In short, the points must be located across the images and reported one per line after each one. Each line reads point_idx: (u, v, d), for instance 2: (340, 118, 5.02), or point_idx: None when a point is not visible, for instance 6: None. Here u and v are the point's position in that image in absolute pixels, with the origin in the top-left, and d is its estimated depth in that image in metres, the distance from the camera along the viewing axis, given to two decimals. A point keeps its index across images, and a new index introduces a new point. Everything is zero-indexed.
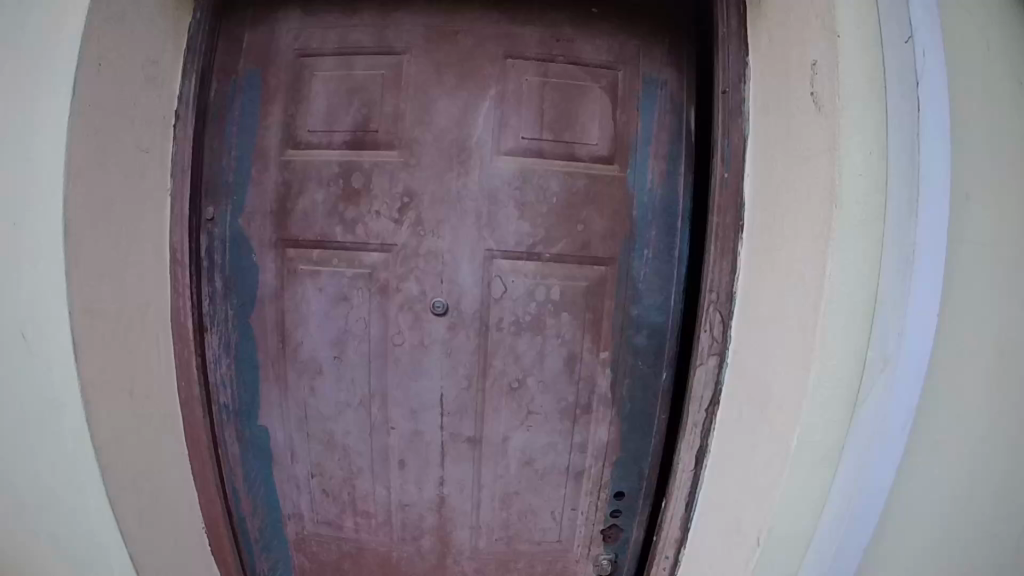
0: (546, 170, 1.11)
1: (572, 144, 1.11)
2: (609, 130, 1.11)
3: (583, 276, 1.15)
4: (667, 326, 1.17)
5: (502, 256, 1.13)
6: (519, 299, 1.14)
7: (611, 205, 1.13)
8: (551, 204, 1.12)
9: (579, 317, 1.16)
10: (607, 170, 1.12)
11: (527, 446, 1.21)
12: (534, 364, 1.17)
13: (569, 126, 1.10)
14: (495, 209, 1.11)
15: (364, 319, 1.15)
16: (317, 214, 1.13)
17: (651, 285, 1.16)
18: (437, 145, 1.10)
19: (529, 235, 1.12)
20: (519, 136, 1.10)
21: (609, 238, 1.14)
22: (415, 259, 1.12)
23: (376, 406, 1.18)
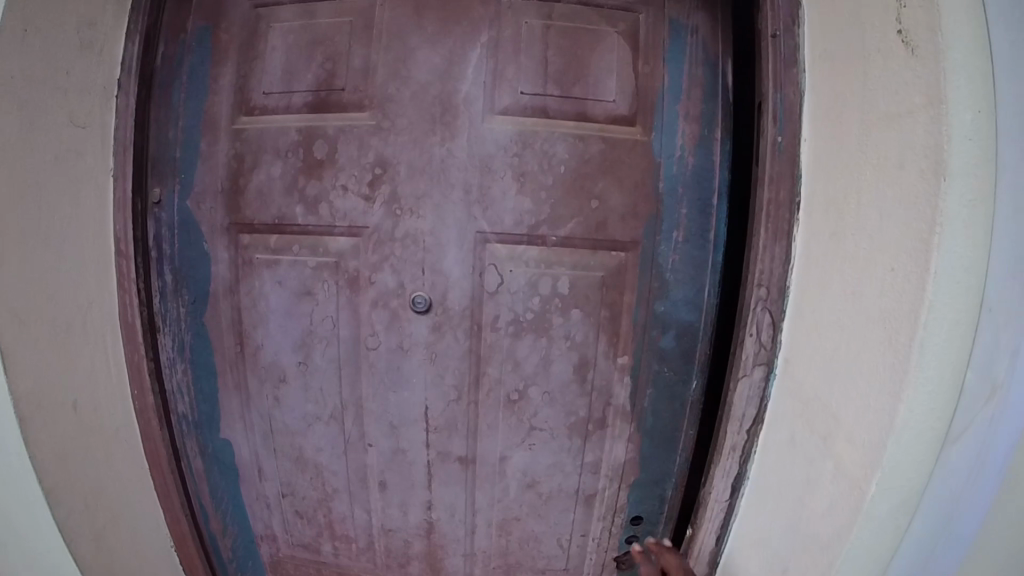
0: (551, 134, 0.91)
1: (585, 101, 0.91)
2: (631, 86, 0.92)
3: (597, 264, 0.95)
4: (699, 325, 0.98)
5: (499, 240, 0.94)
6: (519, 292, 0.95)
7: (632, 177, 0.93)
8: (557, 177, 0.92)
9: (591, 313, 0.96)
10: (628, 132, 0.92)
11: (529, 467, 1.03)
12: (537, 370, 0.98)
13: (581, 80, 0.91)
14: (488, 182, 0.92)
15: (333, 318, 0.97)
16: (274, 192, 0.95)
17: (680, 275, 0.96)
18: (419, 106, 0.92)
19: (531, 214, 0.93)
20: (518, 90, 0.91)
21: (629, 217, 0.94)
22: (391, 246, 0.94)
23: (350, 419, 1.02)
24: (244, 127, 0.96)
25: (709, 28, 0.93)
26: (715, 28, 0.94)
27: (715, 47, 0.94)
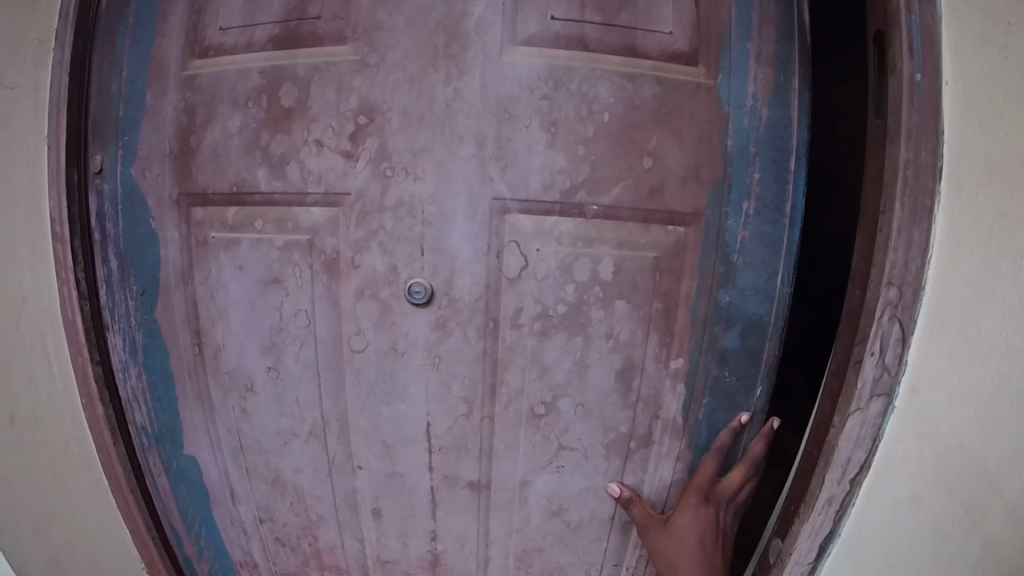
0: (590, 74, 0.71)
1: (634, 33, 0.71)
2: (690, 14, 0.71)
3: (649, 241, 0.74)
4: (770, 321, 0.76)
5: (522, 210, 0.73)
6: (549, 279, 0.74)
7: (693, 128, 0.72)
8: (598, 127, 0.72)
9: (638, 303, 0.75)
10: (687, 73, 0.72)
11: (555, 492, 0.81)
12: (569, 377, 0.77)
13: (628, 6, 0.71)
14: (509, 134, 0.72)
15: (308, 312, 0.77)
16: (232, 150, 0.75)
17: (749, 257, 0.75)
18: (422, 42, 0.72)
19: (564, 175, 0.73)
20: (547, 15, 0.71)
21: (689, 182, 0.73)
22: (382, 218, 0.74)
23: (333, 437, 0.79)
24: (196, 74, 0.76)
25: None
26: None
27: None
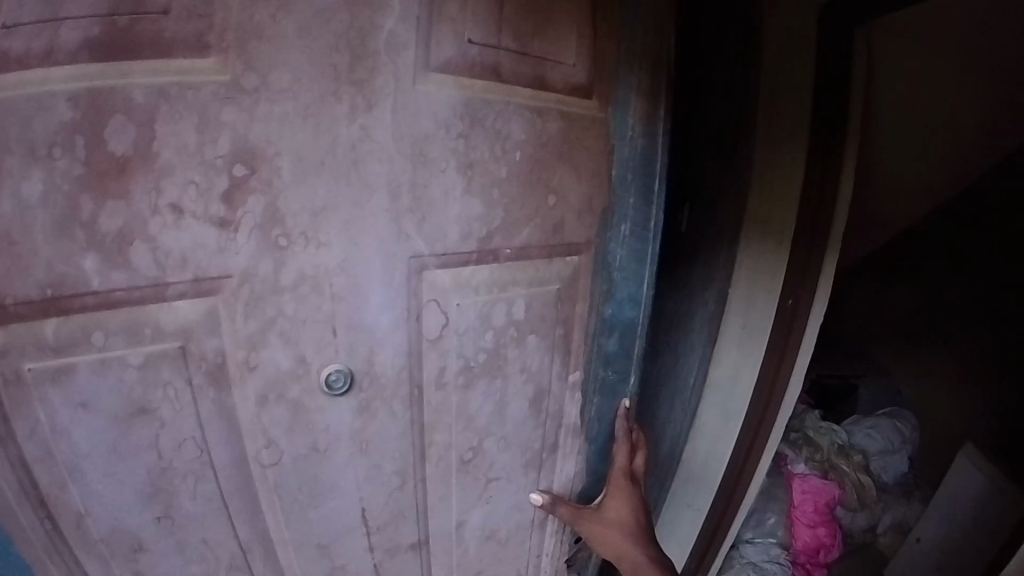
0: (504, 107, 0.62)
1: (544, 62, 0.65)
2: (587, 46, 0.68)
3: (552, 277, 0.65)
4: (642, 324, 0.73)
5: (443, 266, 0.59)
6: (469, 332, 0.61)
7: (589, 160, 0.67)
8: (512, 165, 0.62)
9: (548, 337, 0.65)
10: (585, 108, 0.68)
11: (490, 521, 0.71)
12: (492, 424, 0.63)
13: (540, 32, 0.66)
14: (426, 180, 0.58)
15: (196, 439, 0.55)
16: (33, 227, 0.49)
17: (626, 269, 0.70)
18: (315, 63, 0.54)
19: (480, 221, 0.60)
20: (466, 38, 0.60)
21: (584, 214, 0.67)
22: (279, 299, 0.53)
23: (257, 556, 0.63)
24: None
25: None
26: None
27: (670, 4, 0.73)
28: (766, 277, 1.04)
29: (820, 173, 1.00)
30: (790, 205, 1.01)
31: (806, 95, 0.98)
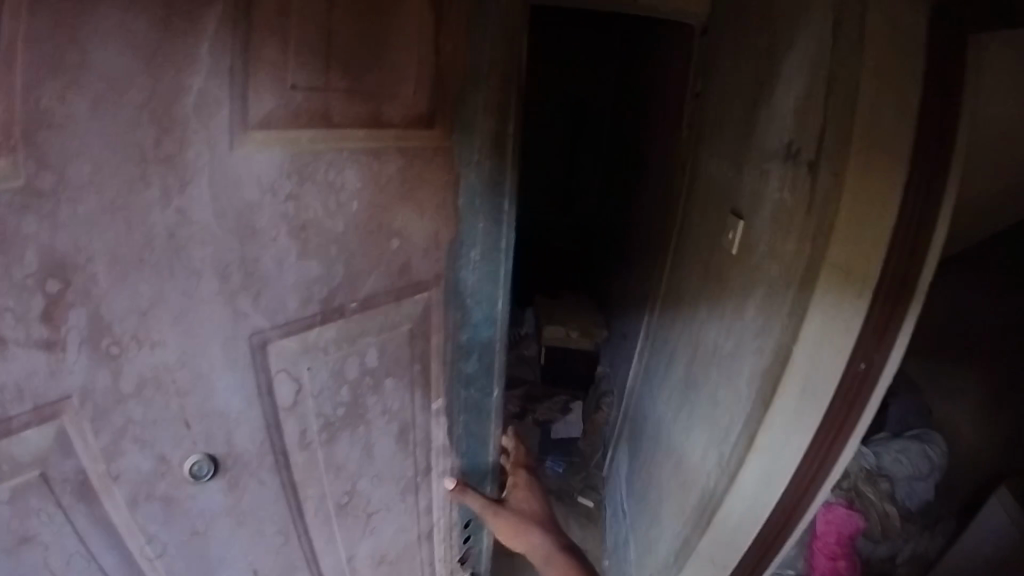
0: (335, 158, 0.59)
1: (380, 95, 0.62)
2: (432, 67, 0.65)
3: (401, 317, 0.66)
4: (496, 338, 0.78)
5: (285, 334, 0.60)
6: (325, 391, 0.62)
7: (432, 199, 0.66)
8: (349, 219, 0.61)
9: (407, 378, 0.66)
10: (424, 136, 0.65)
11: (378, 545, 0.78)
12: (363, 464, 0.63)
13: (375, 62, 0.61)
14: (257, 253, 0.56)
15: (83, 551, 0.55)
16: None
17: (479, 292, 0.72)
18: (119, 147, 0.47)
19: (319, 282, 0.60)
20: (287, 83, 0.56)
21: (430, 250, 0.67)
22: (125, 407, 0.53)
23: None
24: None
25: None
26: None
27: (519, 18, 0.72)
28: (841, 329, 1.06)
29: (932, 167, 0.95)
30: (879, 248, 1.01)
31: (898, 161, 0.98)
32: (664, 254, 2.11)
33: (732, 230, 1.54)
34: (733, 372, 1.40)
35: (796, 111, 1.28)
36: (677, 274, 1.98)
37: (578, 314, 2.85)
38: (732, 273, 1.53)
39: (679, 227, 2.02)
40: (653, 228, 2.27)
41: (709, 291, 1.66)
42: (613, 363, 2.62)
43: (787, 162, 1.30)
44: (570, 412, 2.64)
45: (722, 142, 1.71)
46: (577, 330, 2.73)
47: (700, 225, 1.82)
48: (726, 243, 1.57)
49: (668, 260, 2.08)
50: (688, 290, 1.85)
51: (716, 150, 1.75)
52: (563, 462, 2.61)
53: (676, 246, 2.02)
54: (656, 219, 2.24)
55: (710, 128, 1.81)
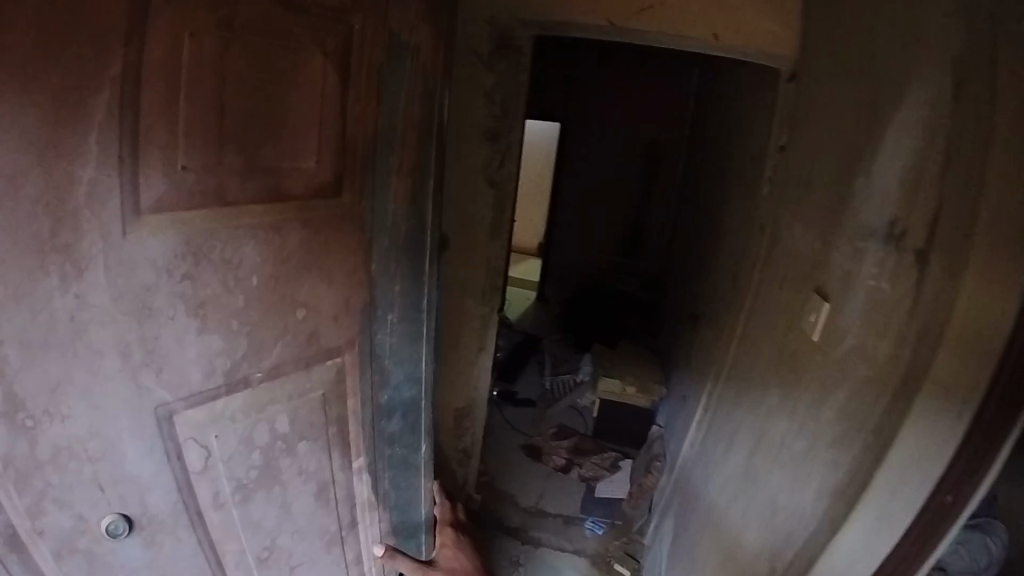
0: (232, 235, 0.60)
1: (281, 169, 0.62)
2: (338, 134, 0.65)
3: (313, 383, 0.71)
4: (419, 397, 0.86)
5: (192, 406, 0.61)
6: (235, 456, 0.65)
7: (341, 267, 0.67)
8: (249, 293, 0.62)
9: (320, 440, 0.73)
10: (325, 207, 0.65)
11: None
12: (280, 521, 0.72)
13: (274, 136, 0.61)
14: (155, 332, 0.57)
15: None
16: None
17: (400, 357, 0.80)
18: (20, 235, 0.46)
19: (224, 354, 0.62)
20: (178, 164, 0.55)
21: (341, 317, 0.69)
22: (45, 473, 0.53)
23: None
24: None
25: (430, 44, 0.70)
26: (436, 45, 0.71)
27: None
28: (933, 454, 0.74)
29: None
30: (1001, 320, 0.67)
31: None
32: (732, 328, 1.70)
33: (813, 309, 1.15)
34: (800, 480, 1.07)
35: (897, 180, 0.95)
36: (745, 349, 1.55)
37: (641, 369, 2.59)
38: (810, 362, 1.13)
39: (745, 311, 1.60)
40: (719, 295, 1.94)
41: (779, 383, 1.27)
42: (666, 422, 2.30)
43: (888, 243, 0.94)
44: (620, 470, 2.40)
45: (798, 202, 1.39)
46: (638, 386, 2.46)
47: (769, 287, 1.46)
48: (809, 320, 1.16)
49: (732, 343, 1.67)
50: (755, 381, 1.43)
51: (792, 204, 1.43)
52: (603, 523, 2.18)
53: (745, 320, 1.59)
54: (726, 268, 1.94)
55: (795, 176, 1.44)
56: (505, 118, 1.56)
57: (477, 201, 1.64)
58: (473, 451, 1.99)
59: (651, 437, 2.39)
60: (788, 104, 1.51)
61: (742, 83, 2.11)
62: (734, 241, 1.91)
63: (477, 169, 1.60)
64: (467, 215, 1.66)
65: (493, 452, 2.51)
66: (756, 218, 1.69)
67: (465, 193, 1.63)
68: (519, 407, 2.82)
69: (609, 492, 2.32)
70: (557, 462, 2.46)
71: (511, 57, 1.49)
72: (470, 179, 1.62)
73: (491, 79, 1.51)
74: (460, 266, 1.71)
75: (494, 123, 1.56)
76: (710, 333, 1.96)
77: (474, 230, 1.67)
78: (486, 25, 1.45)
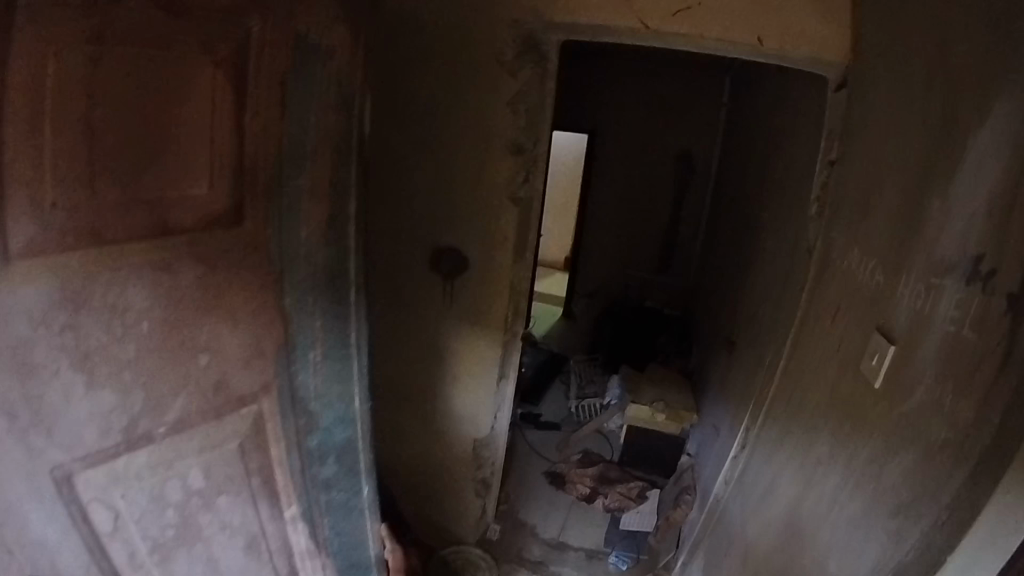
0: (114, 277, 0.52)
1: (163, 198, 0.54)
2: (233, 155, 0.58)
3: (227, 436, 0.65)
4: (354, 437, 0.80)
5: (92, 466, 0.54)
6: (145, 516, 0.60)
7: (247, 304, 0.62)
8: (141, 341, 0.55)
9: (244, 492, 0.68)
10: (224, 240, 0.59)
11: None
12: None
13: (151, 162, 0.53)
14: (40, 389, 0.49)
15: None
16: None
17: (325, 397, 0.75)
18: None
19: (121, 410, 0.55)
20: (53, 206, 0.47)
21: (252, 361, 0.65)
22: None
23: None
24: None
25: (345, 46, 0.64)
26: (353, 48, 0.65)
27: (353, 82, 0.66)
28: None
29: None
30: None
31: None
32: (773, 368, 1.47)
33: (873, 353, 0.98)
34: (856, 544, 0.90)
35: (969, 214, 0.80)
36: (799, 385, 1.29)
37: (670, 391, 2.34)
38: (871, 403, 0.95)
39: (787, 347, 1.40)
40: (761, 344, 1.64)
41: (834, 417, 1.08)
42: (699, 449, 2.06)
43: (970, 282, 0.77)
44: (647, 500, 2.14)
45: (853, 230, 1.19)
46: (667, 410, 2.20)
47: (817, 323, 1.27)
48: (869, 368, 0.99)
49: (773, 377, 1.46)
50: (804, 415, 1.23)
51: (845, 232, 1.23)
52: (628, 558, 1.93)
53: (790, 351, 1.39)
54: (766, 295, 1.72)
55: (849, 200, 1.24)
56: (533, 129, 1.38)
57: (503, 218, 1.45)
58: (493, 482, 1.80)
59: (682, 467, 2.14)
60: (839, 120, 1.30)
61: (783, 106, 1.97)
62: (768, 272, 1.76)
63: (500, 186, 1.43)
64: (485, 235, 1.48)
65: (510, 479, 2.27)
66: (805, 239, 1.43)
67: (485, 208, 1.45)
68: (544, 431, 2.59)
69: (633, 524, 2.06)
70: (580, 491, 2.21)
71: (538, 63, 1.32)
72: (491, 198, 1.44)
73: (516, 88, 1.34)
74: (479, 292, 1.53)
75: (519, 135, 1.38)
76: (748, 365, 1.75)
77: (495, 253, 1.48)
78: (515, 30, 1.28)
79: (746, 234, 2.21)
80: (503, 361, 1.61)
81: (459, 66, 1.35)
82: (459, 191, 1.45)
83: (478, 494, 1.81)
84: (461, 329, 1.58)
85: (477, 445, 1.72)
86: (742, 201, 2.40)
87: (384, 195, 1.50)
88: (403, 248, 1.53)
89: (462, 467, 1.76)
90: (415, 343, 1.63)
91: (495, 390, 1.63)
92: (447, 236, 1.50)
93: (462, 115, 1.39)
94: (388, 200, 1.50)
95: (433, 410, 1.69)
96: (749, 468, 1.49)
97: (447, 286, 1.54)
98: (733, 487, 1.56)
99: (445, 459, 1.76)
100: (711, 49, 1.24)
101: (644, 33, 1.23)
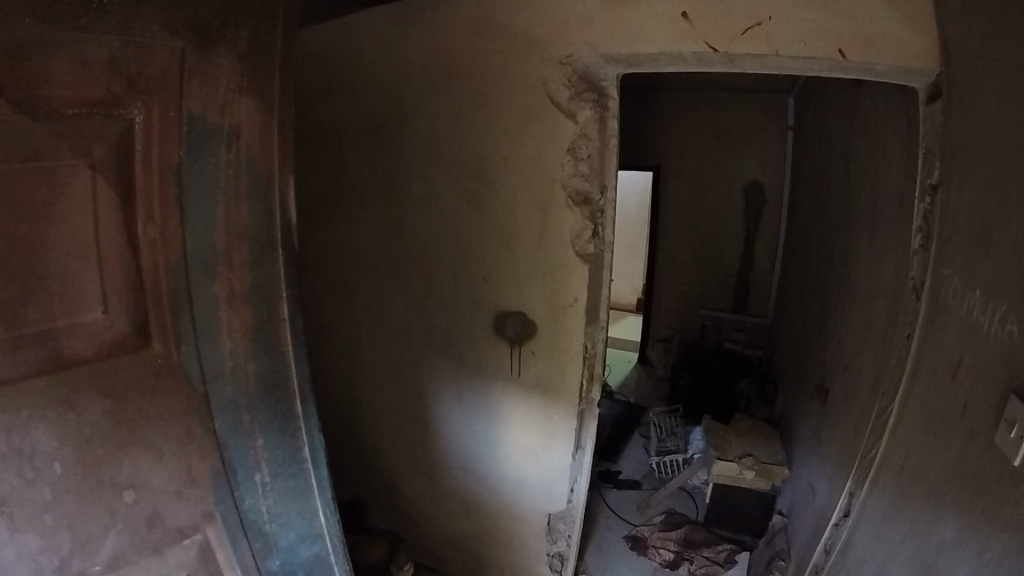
0: (15, 420, 0.45)
1: (53, 328, 0.47)
2: (130, 269, 0.51)
3: (171, 569, 0.56)
4: (324, 552, 0.73)
5: None
6: None
7: (170, 430, 0.54)
8: (57, 483, 0.48)
9: None
10: (134, 362, 0.52)
11: None
12: None
13: (40, 288, 0.46)
14: None
15: None
16: None
17: (283, 516, 0.66)
18: None
19: (49, 551, 0.48)
20: None
21: (186, 491, 0.56)
22: None
23: None
24: None
25: (253, 122, 0.57)
26: (265, 123, 0.57)
27: (270, 165, 0.59)
28: None
29: None
30: None
31: None
32: (884, 422, 1.37)
33: (1012, 424, 0.90)
34: None
35: None
36: (915, 451, 1.22)
37: (757, 443, 2.11)
38: (1007, 507, 0.90)
39: (900, 402, 1.32)
40: (862, 397, 1.55)
41: (964, 514, 1.02)
42: (792, 509, 1.95)
43: None
44: (736, 565, 1.96)
45: (975, 265, 1.07)
46: (756, 467, 2.00)
47: (936, 376, 1.19)
48: (1005, 439, 0.92)
49: (884, 435, 1.37)
50: (920, 489, 1.17)
51: (960, 271, 1.13)
52: None
53: (900, 415, 1.31)
54: (876, 383, 1.46)
55: (966, 232, 1.11)
56: (600, 176, 1.24)
57: (570, 278, 1.30)
58: (570, 557, 1.63)
59: (773, 528, 2.00)
60: (936, 137, 1.19)
61: (864, 130, 1.77)
62: (877, 330, 1.52)
63: (565, 242, 1.29)
64: (552, 295, 1.33)
65: (589, 547, 2.08)
66: (909, 280, 1.33)
67: (555, 265, 1.31)
68: (625, 490, 2.40)
69: None
70: (664, 555, 2.01)
71: (596, 102, 1.20)
72: (555, 253, 1.30)
73: (576, 132, 1.21)
74: (551, 361, 1.39)
75: (584, 183, 1.25)
76: (860, 436, 1.50)
77: (564, 314, 1.33)
78: (566, 67, 1.16)
79: (832, 271, 1.99)
80: (579, 430, 1.44)
81: (509, 114, 1.23)
82: (519, 247, 1.32)
83: (552, 566, 1.64)
84: (530, 398, 1.45)
85: (552, 517, 1.57)
86: (824, 230, 2.16)
87: (438, 253, 1.41)
88: (463, 311, 1.43)
89: (536, 541, 1.61)
90: (487, 412, 1.51)
91: (572, 460, 1.47)
92: (508, 297, 1.37)
93: (517, 164, 1.26)
94: (445, 260, 1.41)
95: (507, 480, 1.56)
96: (858, 537, 1.41)
97: (515, 350, 1.41)
98: (837, 557, 1.49)
99: (521, 531, 1.62)
100: (781, 67, 1.09)
101: (713, 56, 1.08)
